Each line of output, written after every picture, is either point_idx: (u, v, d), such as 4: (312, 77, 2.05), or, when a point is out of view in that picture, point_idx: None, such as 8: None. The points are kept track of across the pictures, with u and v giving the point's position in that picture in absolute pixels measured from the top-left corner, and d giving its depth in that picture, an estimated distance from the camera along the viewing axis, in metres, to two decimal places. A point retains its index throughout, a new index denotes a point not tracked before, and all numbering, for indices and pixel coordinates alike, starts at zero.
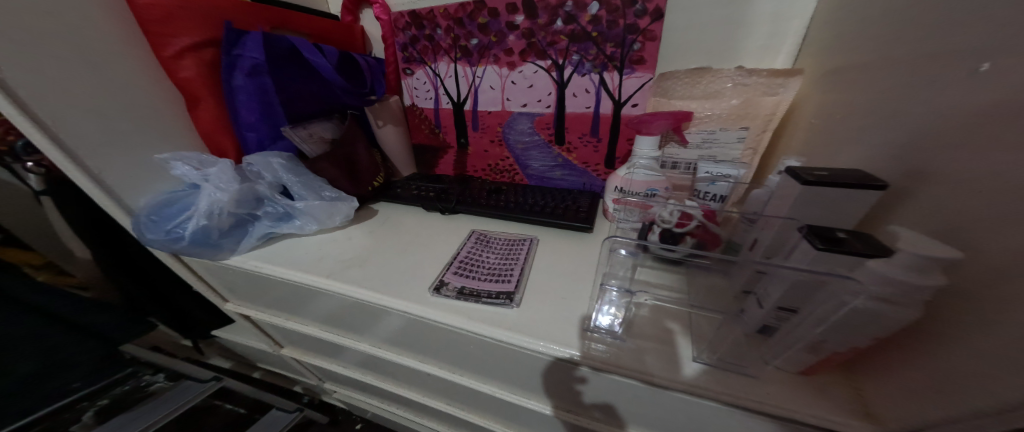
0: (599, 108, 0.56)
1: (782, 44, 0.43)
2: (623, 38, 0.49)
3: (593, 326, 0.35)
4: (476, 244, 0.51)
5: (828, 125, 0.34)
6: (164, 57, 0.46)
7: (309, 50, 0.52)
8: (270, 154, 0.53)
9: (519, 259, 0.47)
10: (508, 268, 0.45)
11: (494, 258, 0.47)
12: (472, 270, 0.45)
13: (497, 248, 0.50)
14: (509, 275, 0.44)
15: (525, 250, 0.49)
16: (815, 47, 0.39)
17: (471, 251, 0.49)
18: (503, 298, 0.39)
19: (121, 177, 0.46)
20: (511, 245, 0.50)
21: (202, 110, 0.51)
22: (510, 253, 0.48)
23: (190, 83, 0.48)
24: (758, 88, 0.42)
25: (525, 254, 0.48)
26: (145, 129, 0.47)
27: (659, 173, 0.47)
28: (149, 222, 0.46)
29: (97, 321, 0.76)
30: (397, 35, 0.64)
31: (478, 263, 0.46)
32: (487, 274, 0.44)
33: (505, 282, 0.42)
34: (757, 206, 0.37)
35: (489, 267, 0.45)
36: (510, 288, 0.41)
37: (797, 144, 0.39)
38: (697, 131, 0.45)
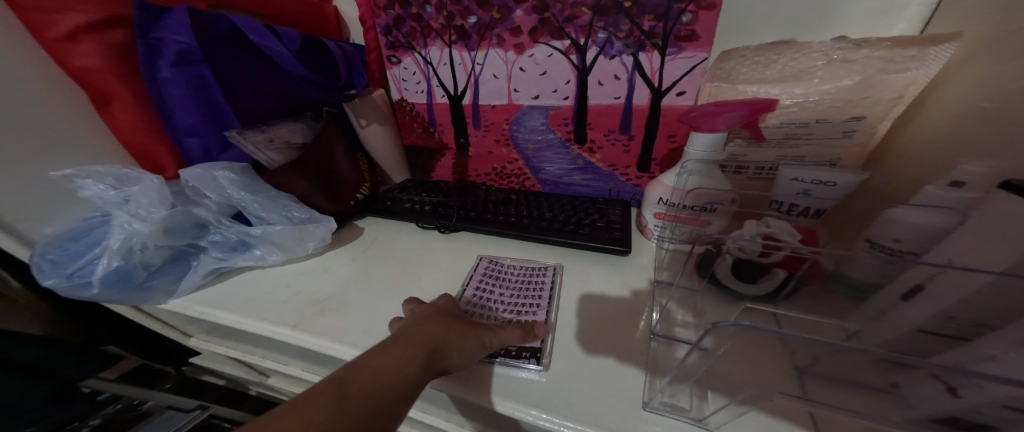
0: (632, 99, 0.44)
1: (909, 3, 0.31)
2: (667, 7, 0.37)
3: (654, 403, 0.24)
4: (484, 276, 0.39)
5: (1011, 115, 0.22)
6: (50, 41, 0.34)
7: (257, 32, 0.42)
8: (216, 165, 0.41)
9: (541, 298, 0.35)
10: (529, 308, 0.33)
11: (513, 292, 0.36)
12: (482, 314, 0.33)
13: (513, 279, 0.38)
14: (530, 319, 0.32)
15: (550, 281, 0.37)
16: (970, 5, 0.27)
17: (479, 285, 0.37)
18: (528, 359, 0.28)
19: (14, 201, 0.35)
20: (530, 274, 0.39)
21: (119, 110, 0.40)
22: (529, 287, 0.37)
23: (93, 75, 0.36)
24: (873, 65, 0.30)
25: (550, 289, 0.36)
26: (44, 139, 0.36)
27: (723, 181, 0.35)
28: (46, 263, 0.35)
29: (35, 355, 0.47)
30: (377, 16, 0.52)
31: (489, 302, 0.35)
32: (501, 318, 0.32)
33: (527, 331, 0.30)
34: (904, 235, 0.25)
35: (504, 307, 0.34)
36: (534, 341, 0.29)
37: (937, 143, 0.27)
38: (778, 123, 0.33)
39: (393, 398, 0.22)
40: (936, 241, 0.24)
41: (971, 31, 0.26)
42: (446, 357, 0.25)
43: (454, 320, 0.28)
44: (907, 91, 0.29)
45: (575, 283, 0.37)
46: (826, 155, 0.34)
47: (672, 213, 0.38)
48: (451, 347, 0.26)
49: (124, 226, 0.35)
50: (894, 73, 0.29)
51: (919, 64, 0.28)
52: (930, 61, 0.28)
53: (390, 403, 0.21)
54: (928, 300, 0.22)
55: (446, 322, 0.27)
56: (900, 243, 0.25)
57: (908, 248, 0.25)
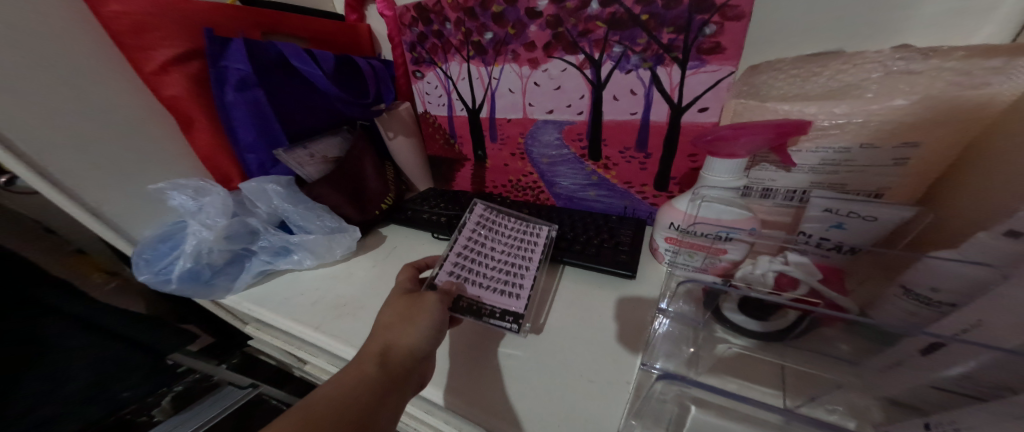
0: (649, 115, 0.42)
1: (1000, 1, 0.25)
2: (687, 19, 0.35)
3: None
4: (479, 230, 0.42)
5: None
6: (146, 74, 0.41)
7: (299, 57, 0.47)
8: (266, 179, 0.48)
9: (528, 261, 0.39)
10: (515, 271, 0.38)
11: (502, 255, 0.40)
12: (471, 272, 0.37)
13: (504, 238, 0.42)
14: (517, 281, 0.37)
15: (540, 246, 0.42)
16: None
17: (474, 239, 0.41)
18: (510, 321, 0.33)
19: (123, 210, 0.43)
20: (521, 236, 0.43)
21: (196, 132, 0.47)
22: (518, 249, 0.41)
23: (178, 102, 0.44)
24: (942, 79, 0.25)
25: (538, 255, 0.40)
26: (144, 159, 0.44)
27: (740, 208, 0.32)
28: (142, 261, 0.43)
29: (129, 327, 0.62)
30: (403, 33, 0.55)
31: (481, 260, 0.39)
32: (492, 278, 0.37)
33: (514, 294, 0.35)
34: (944, 283, 0.20)
35: (494, 266, 0.38)
36: (519, 304, 0.35)
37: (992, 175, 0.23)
38: (811, 148, 0.30)
39: (382, 394, 0.24)
40: (974, 297, 0.19)
41: None
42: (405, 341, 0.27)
43: (393, 309, 0.30)
44: (983, 111, 0.24)
45: (572, 301, 0.38)
46: (870, 185, 0.29)
47: (683, 239, 0.36)
48: (402, 338, 0.27)
49: (196, 232, 0.42)
50: (965, 90, 0.24)
51: (1001, 80, 0.23)
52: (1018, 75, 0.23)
53: (381, 398, 0.23)
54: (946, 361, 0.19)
55: (393, 317, 0.29)
56: (936, 293, 0.21)
57: (948, 302, 0.20)
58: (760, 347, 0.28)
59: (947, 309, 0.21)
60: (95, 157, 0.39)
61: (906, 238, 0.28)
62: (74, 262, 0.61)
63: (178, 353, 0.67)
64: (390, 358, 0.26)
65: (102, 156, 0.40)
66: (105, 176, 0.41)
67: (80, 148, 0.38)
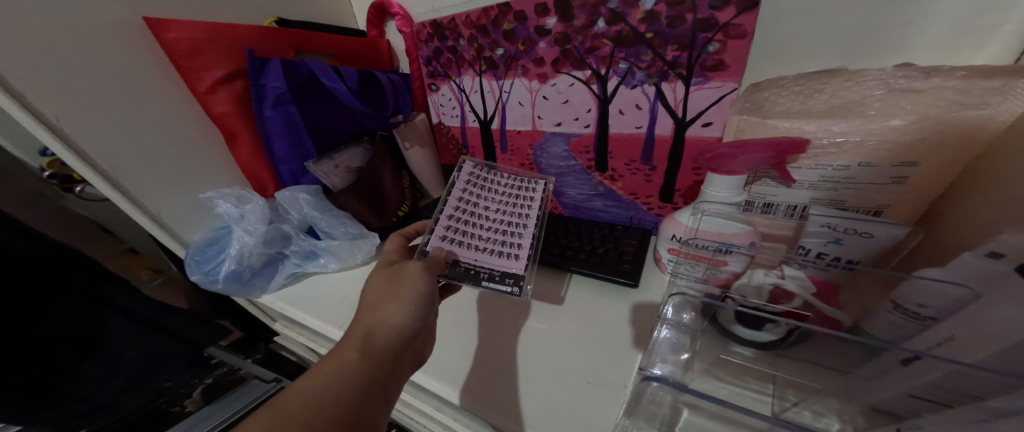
0: (654, 129, 0.44)
1: (1003, 21, 0.25)
2: (691, 37, 0.36)
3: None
4: (472, 188, 0.42)
5: None
6: (198, 94, 0.46)
7: (328, 75, 0.51)
8: (298, 188, 0.53)
9: (525, 221, 0.40)
10: (512, 232, 0.39)
11: (495, 215, 0.40)
12: (467, 235, 0.38)
13: (497, 195, 0.42)
14: (514, 242, 0.38)
15: (537, 204, 0.42)
16: None
17: (467, 197, 0.41)
18: (510, 284, 0.36)
19: (178, 216, 0.49)
20: (517, 193, 0.43)
21: (238, 145, 0.52)
22: (513, 207, 0.41)
23: (225, 118, 0.49)
24: (943, 98, 0.26)
25: (535, 214, 0.41)
26: (197, 170, 0.50)
27: (740, 222, 0.34)
28: (194, 262, 0.49)
29: (174, 321, 0.70)
30: (420, 48, 0.59)
31: (476, 220, 0.39)
32: (489, 240, 0.38)
33: (513, 257, 0.37)
34: (931, 301, 0.21)
35: (490, 227, 0.39)
36: (518, 266, 0.37)
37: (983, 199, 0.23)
38: (811, 166, 0.30)
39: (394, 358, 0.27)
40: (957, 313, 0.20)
41: None
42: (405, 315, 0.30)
43: (378, 282, 0.32)
44: (982, 130, 0.24)
45: (574, 307, 0.41)
46: (871, 201, 0.30)
47: (684, 250, 0.37)
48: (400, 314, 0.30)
49: (240, 237, 0.47)
50: (963, 110, 0.24)
51: (1001, 100, 0.23)
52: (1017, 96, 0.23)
53: (395, 363, 0.27)
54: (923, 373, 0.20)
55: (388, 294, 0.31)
56: (924, 309, 0.22)
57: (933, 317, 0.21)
58: (753, 359, 0.30)
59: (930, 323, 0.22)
60: (154, 169, 0.45)
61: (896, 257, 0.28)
62: (128, 259, 0.72)
63: (213, 346, 0.76)
64: (384, 325, 0.29)
65: (160, 168, 0.45)
66: (163, 185, 0.46)
67: (143, 162, 0.43)
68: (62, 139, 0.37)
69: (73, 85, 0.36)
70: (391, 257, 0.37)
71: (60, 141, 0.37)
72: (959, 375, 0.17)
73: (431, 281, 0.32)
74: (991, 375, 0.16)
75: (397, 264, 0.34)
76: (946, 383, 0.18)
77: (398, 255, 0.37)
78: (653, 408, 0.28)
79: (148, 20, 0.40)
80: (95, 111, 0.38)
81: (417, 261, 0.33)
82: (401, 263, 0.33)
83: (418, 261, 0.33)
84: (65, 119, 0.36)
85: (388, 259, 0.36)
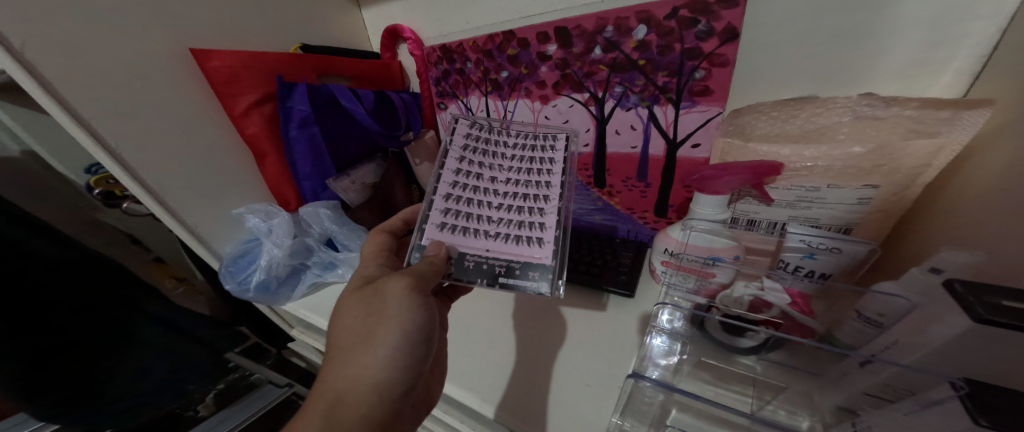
0: (648, 149, 0.47)
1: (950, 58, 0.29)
2: (679, 65, 0.40)
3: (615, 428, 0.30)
4: (472, 161, 0.36)
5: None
6: (234, 117, 0.51)
7: (347, 97, 0.55)
8: (319, 203, 0.57)
9: (543, 193, 0.35)
10: (525, 209, 0.34)
11: (501, 192, 0.34)
12: (470, 220, 0.33)
13: (503, 170, 0.36)
14: (530, 222, 0.33)
15: (558, 174, 0.36)
16: (1007, 71, 0.26)
17: (467, 172, 0.35)
18: (536, 278, 0.31)
19: (212, 229, 0.53)
20: (530, 160, 0.37)
21: (267, 163, 0.57)
22: (525, 180, 0.36)
23: (256, 138, 0.54)
24: (903, 125, 0.28)
25: (556, 185, 0.35)
26: (231, 187, 0.55)
27: (726, 238, 0.36)
28: (228, 272, 0.54)
29: (197, 325, 0.75)
30: (430, 70, 0.64)
31: (481, 199, 0.34)
32: (500, 223, 0.33)
33: (532, 242, 0.32)
34: (888, 310, 0.24)
35: (499, 206, 0.34)
36: (540, 253, 0.32)
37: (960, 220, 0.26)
38: (788, 186, 0.33)
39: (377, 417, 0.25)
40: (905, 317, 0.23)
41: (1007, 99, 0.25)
42: (381, 363, 0.26)
43: (353, 316, 0.28)
44: (935, 157, 0.27)
45: (580, 318, 0.45)
46: (841, 219, 0.32)
47: (677, 263, 0.40)
48: (376, 364, 0.26)
49: (270, 250, 0.52)
50: (918, 138, 0.27)
51: (950, 129, 0.26)
52: (962, 126, 0.26)
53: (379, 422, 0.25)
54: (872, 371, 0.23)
55: (358, 341, 0.26)
56: (883, 317, 0.25)
57: (891, 324, 0.25)
58: (732, 362, 0.33)
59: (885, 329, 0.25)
60: (193, 186, 0.50)
61: (860, 270, 0.32)
62: (157, 270, 0.79)
63: (229, 351, 0.83)
64: (370, 371, 0.25)
65: (198, 184, 0.50)
66: (199, 201, 0.51)
67: (184, 179, 0.48)
68: (116, 158, 0.42)
69: (133, 114, 0.42)
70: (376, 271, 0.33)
71: (115, 160, 0.42)
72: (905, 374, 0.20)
73: (418, 303, 0.28)
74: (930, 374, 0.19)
75: (371, 287, 0.28)
76: (895, 380, 0.21)
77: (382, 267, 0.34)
78: (643, 406, 0.31)
79: (195, 50, 0.45)
80: (146, 135, 0.43)
81: (394, 281, 0.28)
82: (376, 286, 0.28)
83: (395, 282, 0.28)
84: (121, 143, 0.41)
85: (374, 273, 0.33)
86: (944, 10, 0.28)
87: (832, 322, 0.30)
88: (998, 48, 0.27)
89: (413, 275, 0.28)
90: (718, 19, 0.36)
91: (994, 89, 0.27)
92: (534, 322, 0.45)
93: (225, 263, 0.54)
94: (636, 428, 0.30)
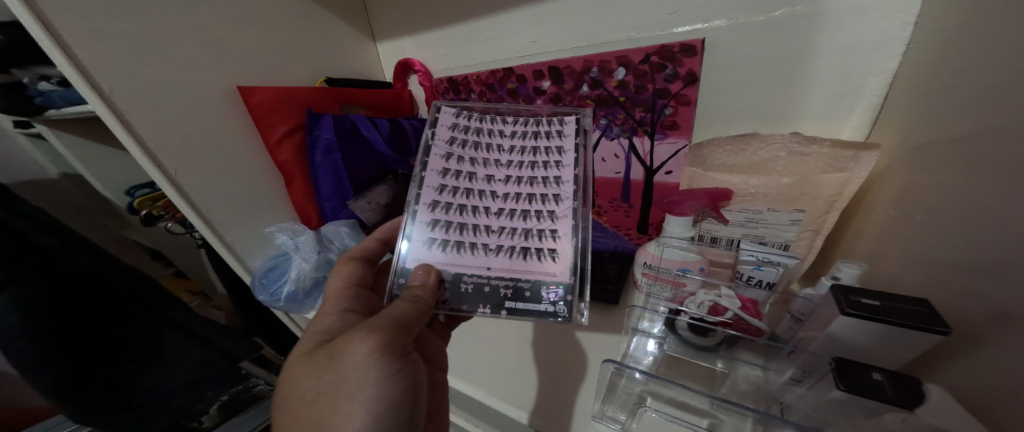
0: (630, 174, 0.54)
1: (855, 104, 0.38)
2: (653, 102, 0.48)
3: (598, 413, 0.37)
4: (463, 168, 0.36)
5: (935, 228, 0.26)
6: (268, 145, 0.56)
7: (367, 126, 0.62)
8: (339, 222, 0.64)
9: (551, 197, 0.35)
10: (532, 218, 0.34)
11: (500, 200, 0.35)
12: (470, 232, 0.33)
13: (501, 174, 0.36)
14: (539, 232, 0.33)
15: (569, 166, 0.36)
16: (894, 118, 0.34)
17: (459, 181, 0.35)
18: (549, 303, 0.31)
19: (246, 247, 0.58)
20: (533, 160, 0.37)
21: (295, 187, 0.62)
22: (528, 184, 0.36)
23: (287, 164, 0.59)
24: (822, 161, 0.36)
25: (567, 180, 0.35)
26: (269, 209, 0.61)
27: (694, 252, 0.41)
28: (260, 283, 0.60)
29: (221, 337, 0.80)
30: (437, 99, 0.72)
31: (478, 209, 0.34)
32: (502, 235, 0.33)
33: (542, 255, 0.32)
34: (806, 309, 0.33)
35: (499, 215, 0.34)
36: (550, 268, 0.32)
37: (883, 237, 0.32)
38: (739, 209, 0.40)
39: None
40: (811, 311, 0.32)
41: (895, 141, 0.33)
42: None
43: (314, 381, 0.26)
44: (845, 188, 0.34)
45: (596, 341, 0.47)
46: (782, 237, 0.39)
47: (656, 275, 0.44)
48: None
49: (299, 264, 0.59)
50: (833, 172, 0.34)
51: (854, 164, 0.34)
52: (864, 162, 0.33)
53: None
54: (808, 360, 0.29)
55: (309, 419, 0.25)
56: (803, 315, 0.33)
57: (809, 320, 0.33)
58: (699, 356, 0.39)
59: (805, 322, 0.33)
60: (236, 210, 0.55)
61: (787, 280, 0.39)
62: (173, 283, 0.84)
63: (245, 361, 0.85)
64: None
65: (241, 209, 0.56)
66: (241, 222, 0.56)
67: (232, 203, 0.54)
68: (177, 189, 0.47)
69: (205, 151, 0.49)
70: (334, 323, 0.33)
71: (177, 191, 0.47)
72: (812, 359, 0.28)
73: (388, 363, 0.26)
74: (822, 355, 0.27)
75: (333, 345, 0.27)
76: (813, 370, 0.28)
77: (341, 317, 0.34)
78: (624, 395, 0.37)
79: (241, 88, 0.51)
80: (209, 168, 0.50)
81: (359, 339, 0.26)
82: (339, 345, 0.26)
83: (361, 341, 0.26)
84: (186, 176, 0.47)
85: (332, 327, 0.33)
86: (846, 66, 0.37)
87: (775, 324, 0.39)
88: (886, 98, 0.36)
89: (382, 330, 0.26)
90: (681, 65, 0.44)
91: (887, 130, 0.35)
92: (542, 338, 0.50)
93: (253, 278, 0.60)
94: (616, 413, 0.37)
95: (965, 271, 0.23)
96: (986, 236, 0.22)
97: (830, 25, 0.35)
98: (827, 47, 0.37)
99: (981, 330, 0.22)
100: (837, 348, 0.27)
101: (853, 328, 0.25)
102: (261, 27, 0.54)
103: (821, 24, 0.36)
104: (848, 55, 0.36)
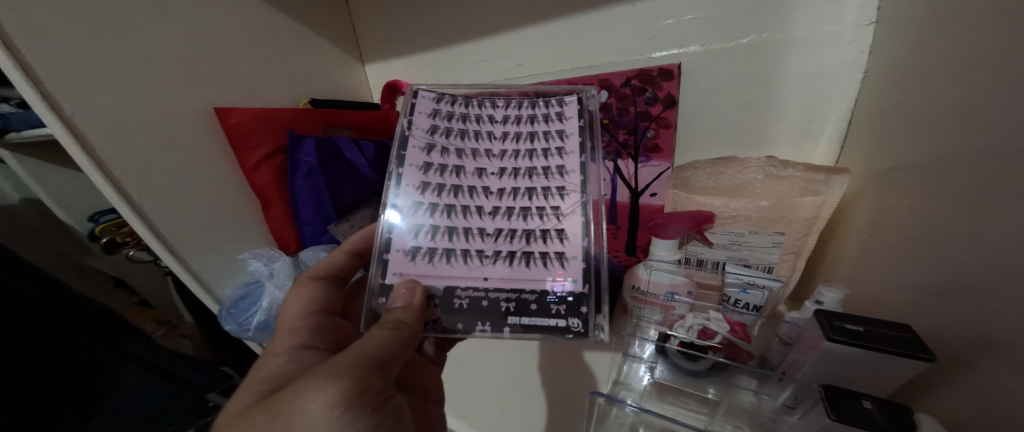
0: (616, 196, 0.54)
1: (823, 130, 0.40)
2: (635, 125, 0.49)
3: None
4: (449, 161, 0.33)
5: (905, 249, 0.27)
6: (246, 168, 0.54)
7: (351, 149, 0.60)
8: (320, 246, 0.61)
9: (554, 191, 0.32)
10: (534, 217, 0.31)
11: (493, 198, 0.32)
12: (459, 239, 0.30)
13: (495, 168, 0.33)
14: (542, 233, 0.30)
15: (573, 153, 0.33)
16: (859, 143, 0.36)
17: (445, 177, 0.32)
18: (560, 315, 0.29)
19: (215, 275, 0.54)
20: (529, 149, 0.34)
21: (272, 209, 0.59)
22: (526, 176, 0.33)
23: (264, 187, 0.56)
24: (797, 184, 0.38)
25: (571, 169, 0.33)
26: (245, 235, 0.57)
27: (681, 275, 0.41)
28: (228, 314, 0.56)
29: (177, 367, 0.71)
30: None
31: (469, 210, 0.31)
32: (499, 239, 0.30)
33: (548, 260, 0.30)
34: (792, 333, 0.33)
35: (494, 216, 0.31)
36: (557, 276, 0.29)
37: (859, 257, 0.33)
38: (722, 232, 0.40)
39: None
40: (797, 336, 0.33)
41: (867, 164, 0.34)
42: None
43: None
44: (821, 211, 0.35)
45: (602, 363, 0.44)
46: (765, 259, 0.40)
47: (643, 298, 0.43)
48: None
49: (272, 293, 0.56)
50: (808, 197, 0.36)
51: (827, 188, 0.35)
52: (835, 186, 0.35)
53: None
54: (801, 386, 0.29)
55: None
56: (791, 339, 0.34)
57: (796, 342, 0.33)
58: (690, 384, 0.38)
59: (792, 346, 0.33)
60: (206, 237, 0.51)
61: (769, 307, 0.40)
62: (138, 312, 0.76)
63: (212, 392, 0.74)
64: None
65: (214, 235, 0.52)
66: (211, 250, 0.53)
67: (206, 231, 0.51)
68: (139, 214, 0.43)
69: (183, 174, 0.47)
70: (283, 366, 0.30)
71: (138, 216, 0.43)
72: (801, 387, 0.28)
73: (355, 413, 0.23)
74: (811, 382, 0.27)
75: (280, 401, 0.23)
76: (807, 397, 0.28)
77: (294, 357, 0.31)
78: (616, 425, 0.35)
79: (218, 109, 0.49)
80: (183, 194, 0.47)
81: (315, 391, 0.23)
82: (295, 391, 0.23)
83: (313, 394, 0.22)
84: (150, 203, 0.44)
85: (281, 370, 0.30)
86: (812, 92, 0.39)
87: (764, 346, 0.39)
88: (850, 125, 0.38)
89: (348, 376, 0.23)
90: (661, 88, 0.45)
91: (856, 152, 0.37)
92: (535, 370, 0.48)
93: (221, 309, 0.56)
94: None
95: (938, 293, 0.24)
96: (957, 259, 0.23)
97: (795, 52, 0.38)
98: (794, 72, 0.39)
99: (961, 356, 0.22)
100: (825, 373, 0.27)
101: (837, 355, 0.26)
102: (244, 51, 0.54)
103: (787, 49, 0.38)
104: (814, 80, 0.38)
